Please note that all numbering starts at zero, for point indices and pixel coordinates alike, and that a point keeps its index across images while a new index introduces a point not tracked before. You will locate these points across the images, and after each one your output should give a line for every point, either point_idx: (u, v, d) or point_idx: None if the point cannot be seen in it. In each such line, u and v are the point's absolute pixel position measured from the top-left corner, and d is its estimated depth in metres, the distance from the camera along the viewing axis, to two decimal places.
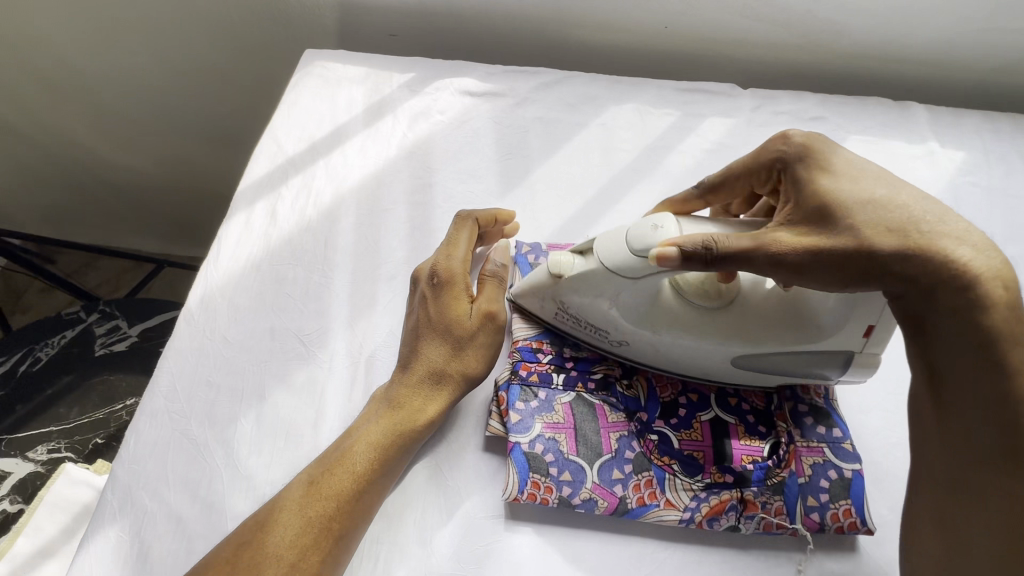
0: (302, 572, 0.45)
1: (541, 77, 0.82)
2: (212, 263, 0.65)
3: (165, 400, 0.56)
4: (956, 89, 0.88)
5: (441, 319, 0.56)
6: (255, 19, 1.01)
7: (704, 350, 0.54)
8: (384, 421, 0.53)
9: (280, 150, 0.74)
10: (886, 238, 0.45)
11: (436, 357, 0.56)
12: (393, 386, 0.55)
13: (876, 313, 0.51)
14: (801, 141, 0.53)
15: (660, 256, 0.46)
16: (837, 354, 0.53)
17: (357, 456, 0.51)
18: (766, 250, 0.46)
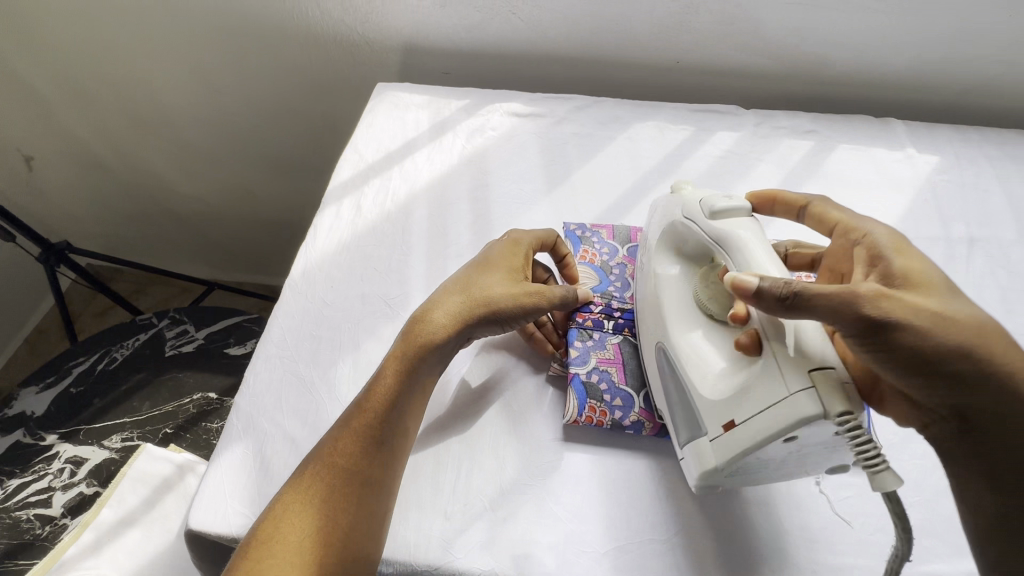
0: (358, 475, 0.54)
1: (574, 102, 0.99)
2: (310, 244, 0.79)
3: (277, 347, 0.69)
4: (931, 108, 1.03)
5: (496, 263, 0.66)
6: (327, 64, 1.19)
7: (661, 317, 0.62)
8: (412, 339, 0.61)
9: (362, 158, 0.91)
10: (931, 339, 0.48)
11: (476, 288, 0.63)
12: (424, 307, 0.64)
13: (755, 429, 0.48)
14: (889, 240, 0.55)
15: (739, 283, 0.48)
16: (699, 418, 0.54)
17: (392, 372, 0.59)
18: (838, 315, 0.47)
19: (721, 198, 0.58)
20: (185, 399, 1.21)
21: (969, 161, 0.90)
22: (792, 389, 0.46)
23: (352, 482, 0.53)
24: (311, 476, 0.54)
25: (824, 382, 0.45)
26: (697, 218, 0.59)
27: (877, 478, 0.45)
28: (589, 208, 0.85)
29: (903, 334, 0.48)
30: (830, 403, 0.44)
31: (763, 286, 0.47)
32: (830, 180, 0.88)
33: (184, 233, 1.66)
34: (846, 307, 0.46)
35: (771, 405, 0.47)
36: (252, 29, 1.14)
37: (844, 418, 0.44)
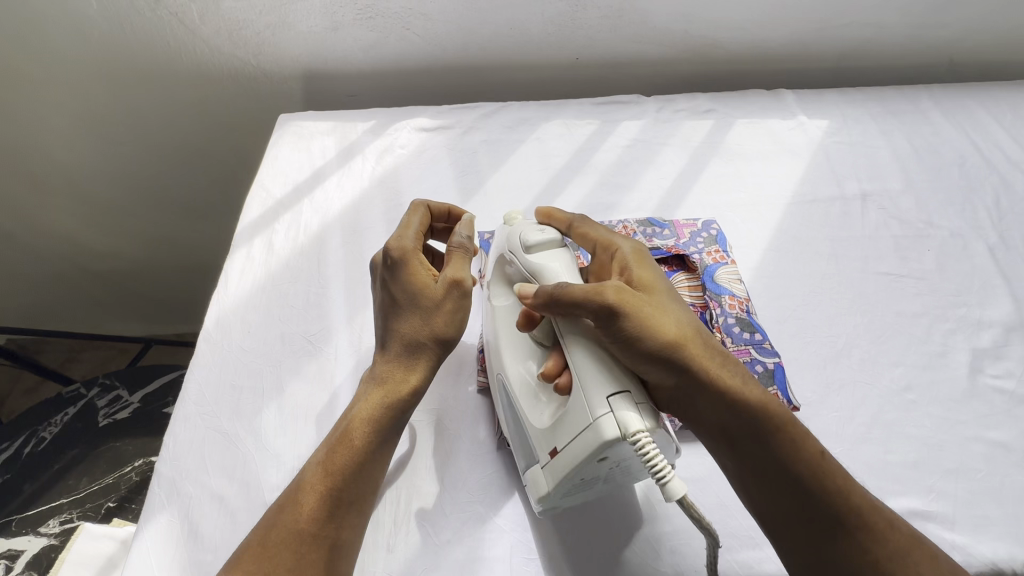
0: (324, 539, 0.52)
1: (482, 110, 0.99)
2: (222, 290, 0.77)
3: (195, 405, 0.66)
4: (817, 75, 1.09)
5: (402, 298, 0.61)
6: (228, 99, 1.15)
7: (496, 343, 0.63)
8: (369, 398, 0.59)
9: (269, 195, 0.88)
10: (668, 330, 0.52)
11: (409, 332, 0.61)
12: (376, 370, 0.61)
13: (573, 453, 0.49)
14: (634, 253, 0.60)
15: (523, 291, 0.56)
16: (532, 446, 0.56)
17: (355, 429, 0.57)
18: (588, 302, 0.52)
19: (534, 228, 0.61)
20: (126, 468, 1.15)
21: (855, 121, 0.95)
22: (598, 412, 0.47)
23: (316, 549, 0.51)
24: (275, 547, 0.50)
25: (620, 405, 0.47)
26: (515, 250, 0.61)
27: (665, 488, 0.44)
28: (505, 215, 0.85)
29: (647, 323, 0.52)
30: (626, 423, 0.46)
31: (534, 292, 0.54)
32: (732, 156, 0.92)
33: (107, 293, 1.52)
34: (592, 301, 0.51)
35: (580, 431, 0.48)
36: (145, 73, 1.09)
37: (636, 437, 0.45)
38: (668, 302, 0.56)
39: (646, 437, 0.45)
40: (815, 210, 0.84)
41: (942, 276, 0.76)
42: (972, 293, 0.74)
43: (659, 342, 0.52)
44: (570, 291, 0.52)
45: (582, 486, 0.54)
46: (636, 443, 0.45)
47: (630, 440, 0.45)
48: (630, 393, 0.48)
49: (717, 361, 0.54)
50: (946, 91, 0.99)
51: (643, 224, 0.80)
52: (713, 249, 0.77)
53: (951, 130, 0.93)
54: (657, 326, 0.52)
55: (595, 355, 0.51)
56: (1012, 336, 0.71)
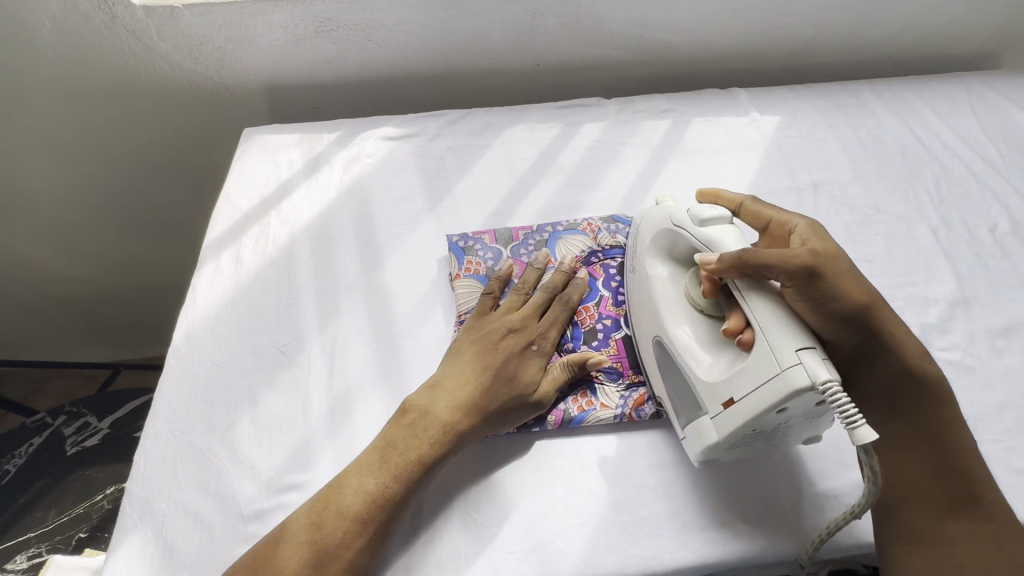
0: None
1: (447, 117, 1.00)
2: (190, 305, 0.76)
3: (166, 421, 0.66)
4: (767, 74, 1.14)
5: (501, 350, 0.65)
6: (192, 115, 1.14)
7: (654, 317, 0.63)
8: (425, 437, 0.59)
9: (236, 208, 0.88)
10: (863, 294, 0.54)
11: (492, 387, 0.62)
12: (442, 409, 0.61)
13: (758, 403, 0.51)
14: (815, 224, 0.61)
15: (704, 260, 0.57)
16: (699, 400, 0.57)
17: (404, 462, 0.57)
18: (784, 267, 0.52)
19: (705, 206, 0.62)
20: (96, 496, 1.11)
21: (804, 116, 1.00)
22: (787, 362, 0.49)
23: (331, 572, 0.52)
24: None
25: (811, 357, 0.49)
26: (684, 224, 0.62)
27: (854, 433, 0.47)
28: (473, 218, 0.86)
29: (837, 287, 0.53)
30: (818, 372, 0.48)
31: (721, 258, 0.55)
32: (690, 153, 0.95)
33: (74, 321, 1.47)
34: (789, 263, 0.53)
35: (767, 380, 0.50)
36: (105, 92, 1.08)
37: (829, 386, 0.48)
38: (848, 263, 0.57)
39: (837, 387, 0.48)
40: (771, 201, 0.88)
41: (890, 257, 0.80)
42: (918, 273, 0.78)
43: (852, 302, 0.53)
44: (775, 254, 0.52)
45: (749, 440, 0.56)
46: (828, 391, 0.48)
47: (822, 390, 0.48)
48: (815, 348, 0.50)
49: (898, 321, 0.57)
50: (886, 85, 1.05)
51: (607, 222, 0.82)
52: None
53: (893, 121, 0.99)
54: (855, 288, 0.54)
55: (776, 316, 0.52)
56: (956, 311, 0.75)
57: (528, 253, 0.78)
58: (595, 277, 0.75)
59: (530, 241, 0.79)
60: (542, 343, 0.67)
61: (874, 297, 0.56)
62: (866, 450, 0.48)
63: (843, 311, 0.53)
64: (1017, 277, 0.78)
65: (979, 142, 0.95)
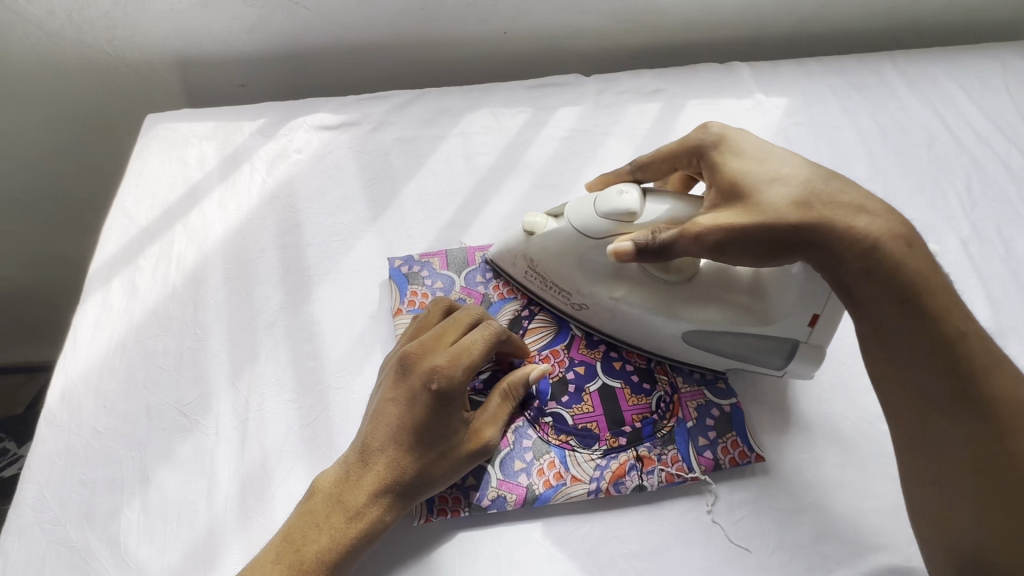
0: None
1: (394, 100, 0.83)
2: (71, 351, 0.61)
3: (34, 511, 0.53)
4: (773, 43, 0.97)
5: (400, 402, 0.50)
6: (91, 93, 0.95)
7: (655, 321, 0.56)
8: (327, 527, 0.47)
9: (132, 221, 0.71)
10: (781, 212, 0.48)
11: (398, 455, 0.49)
12: (345, 495, 0.48)
13: (821, 302, 0.53)
14: (718, 131, 0.54)
15: (617, 251, 0.50)
16: (782, 342, 0.56)
17: (303, 566, 0.45)
18: (686, 237, 0.48)
19: (608, 199, 0.52)
20: None
21: (817, 97, 0.85)
22: None
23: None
24: None
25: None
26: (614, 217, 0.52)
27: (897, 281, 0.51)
28: (423, 231, 0.71)
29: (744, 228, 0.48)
30: None
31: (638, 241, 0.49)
32: None
33: None
34: (684, 235, 0.48)
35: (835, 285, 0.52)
36: None
37: None
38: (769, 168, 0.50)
39: None
40: None
41: None
42: None
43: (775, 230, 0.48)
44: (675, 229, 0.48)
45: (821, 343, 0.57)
46: None
47: None
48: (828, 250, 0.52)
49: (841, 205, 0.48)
50: (911, 59, 0.90)
51: None
52: None
53: (917, 104, 0.84)
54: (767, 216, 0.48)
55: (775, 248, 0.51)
56: None
57: (484, 281, 0.64)
58: None
59: (488, 264, 0.65)
60: (448, 383, 0.48)
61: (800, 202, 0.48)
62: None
63: (769, 244, 0.48)
64: None
65: (1015, 129, 0.82)
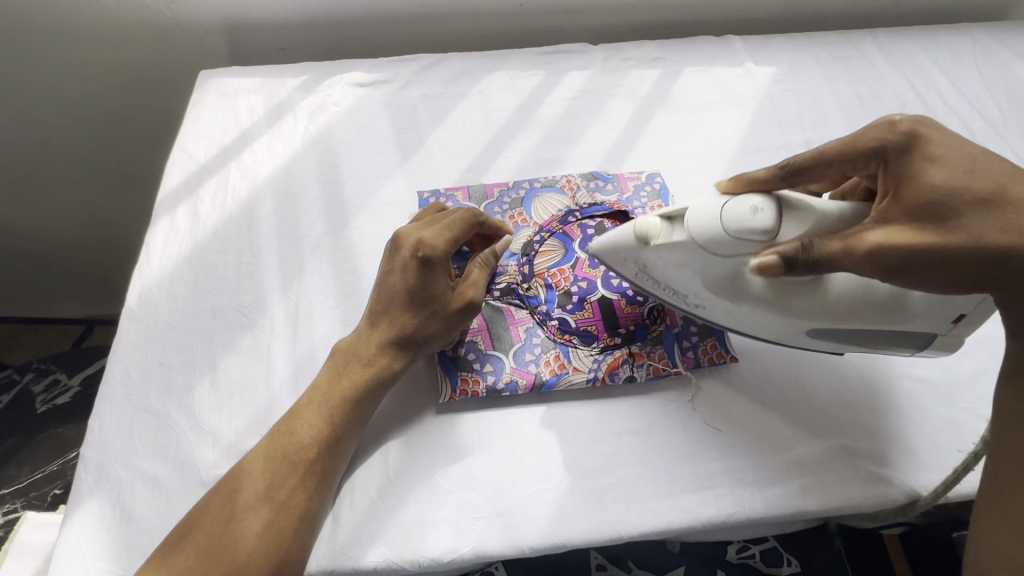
0: (277, 527, 0.51)
1: (421, 62, 0.93)
2: (145, 263, 0.72)
3: (121, 385, 0.63)
4: (766, 20, 1.06)
5: (394, 275, 0.61)
6: (145, 54, 1.05)
7: (780, 322, 0.58)
8: (347, 376, 0.59)
9: (192, 158, 0.82)
10: (920, 241, 0.49)
11: (397, 316, 0.60)
12: (359, 349, 0.60)
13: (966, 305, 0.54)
14: (910, 128, 0.53)
15: (762, 264, 0.51)
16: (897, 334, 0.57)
17: (333, 403, 0.57)
18: (830, 259, 0.50)
19: (742, 209, 0.53)
20: (71, 454, 1.10)
21: (802, 67, 0.94)
22: None
23: (288, 516, 0.52)
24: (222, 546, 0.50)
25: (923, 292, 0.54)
26: (739, 227, 0.53)
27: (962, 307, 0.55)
28: (447, 173, 0.81)
29: (892, 257, 0.49)
30: None
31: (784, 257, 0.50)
32: (679, 107, 0.89)
33: (39, 274, 1.37)
34: (831, 255, 0.50)
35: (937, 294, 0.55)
36: (48, 25, 1.00)
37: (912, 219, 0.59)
38: (966, 183, 0.50)
39: None
40: (760, 159, 0.84)
41: None
42: None
43: (953, 251, 0.49)
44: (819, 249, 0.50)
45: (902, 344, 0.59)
46: None
47: None
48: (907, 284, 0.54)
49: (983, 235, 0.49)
50: (889, 35, 0.99)
51: (587, 179, 0.78)
52: (656, 203, 0.76)
53: (893, 75, 0.93)
54: (908, 244, 0.49)
55: None
56: None
57: (501, 211, 0.74)
58: (571, 237, 0.72)
59: (505, 198, 0.75)
60: (432, 252, 0.60)
61: (980, 225, 0.49)
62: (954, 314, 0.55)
63: (910, 268, 0.50)
64: None
65: (981, 99, 0.91)
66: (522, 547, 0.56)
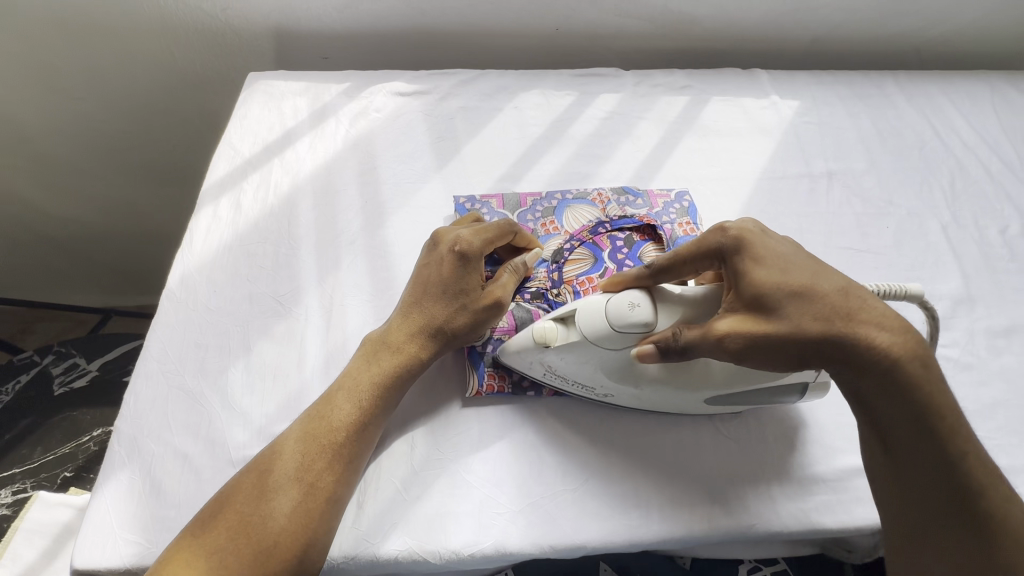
0: (306, 506, 0.52)
1: (459, 76, 0.97)
2: (187, 248, 0.74)
3: (158, 362, 0.65)
4: (790, 57, 1.11)
5: (429, 268, 0.64)
6: (195, 56, 1.10)
7: (679, 397, 0.59)
8: (379, 363, 0.60)
9: (237, 153, 0.85)
10: (809, 323, 0.50)
11: (427, 307, 0.62)
12: (391, 338, 0.62)
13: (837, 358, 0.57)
14: (738, 234, 0.54)
15: (640, 352, 0.54)
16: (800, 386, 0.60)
17: (363, 389, 0.58)
18: (708, 342, 0.51)
19: (623, 306, 0.54)
20: (84, 438, 1.10)
21: (825, 102, 0.98)
22: None
23: (315, 499, 0.53)
24: (253, 523, 0.50)
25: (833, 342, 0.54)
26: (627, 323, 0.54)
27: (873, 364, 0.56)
28: (481, 181, 0.84)
29: (776, 339, 0.50)
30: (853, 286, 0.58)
31: (657, 351, 0.53)
32: (706, 132, 0.93)
33: (65, 259, 1.40)
34: (702, 342, 0.51)
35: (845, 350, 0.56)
36: (106, 26, 1.04)
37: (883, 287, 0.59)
38: (807, 279, 0.52)
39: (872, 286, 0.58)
40: (784, 186, 0.87)
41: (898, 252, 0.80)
42: (925, 269, 0.78)
43: (806, 336, 0.50)
44: (691, 337, 0.52)
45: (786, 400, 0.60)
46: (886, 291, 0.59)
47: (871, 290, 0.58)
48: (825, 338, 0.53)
49: (875, 325, 0.50)
50: (909, 77, 1.03)
51: (618, 193, 0.81)
52: (684, 221, 0.78)
53: (913, 115, 0.97)
54: (799, 324, 0.50)
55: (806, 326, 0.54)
56: (959, 309, 0.75)
57: (534, 219, 0.77)
58: (601, 247, 0.74)
59: (538, 207, 0.78)
60: (468, 248, 0.62)
61: (834, 317, 0.50)
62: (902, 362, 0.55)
63: (800, 352, 0.50)
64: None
65: (999, 142, 0.94)
66: (542, 545, 0.56)
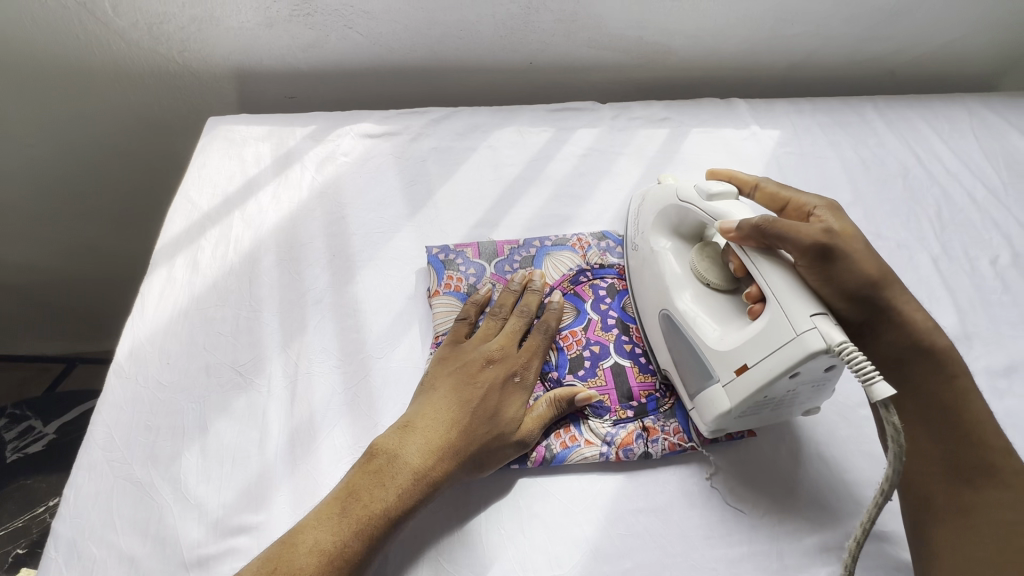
0: None
1: (431, 115, 0.93)
2: (138, 316, 0.68)
3: (103, 451, 0.58)
4: (768, 83, 1.09)
5: (475, 378, 0.59)
6: (154, 98, 1.05)
7: (654, 291, 0.64)
8: (392, 486, 0.51)
9: (195, 206, 0.80)
10: (875, 271, 0.55)
11: (467, 427, 0.55)
12: (411, 454, 0.53)
13: (762, 356, 0.52)
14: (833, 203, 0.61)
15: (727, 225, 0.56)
16: (709, 367, 0.57)
17: (364, 520, 0.50)
18: (794, 239, 0.54)
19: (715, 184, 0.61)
20: (38, 508, 0.97)
21: (806, 132, 0.96)
22: (801, 326, 0.50)
23: None
24: None
25: (824, 322, 0.50)
26: (692, 200, 0.62)
27: (870, 389, 0.47)
28: (456, 228, 0.80)
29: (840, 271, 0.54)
30: (832, 335, 0.49)
31: (741, 227, 0.55)
32: (687, 166, 0.90)
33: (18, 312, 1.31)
34: (796, 239, 0.54)
35: (780, 344, 0.51)
36: (57, 69, 0.98)
37: (843, 347, 0.48)
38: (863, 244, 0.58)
39: (852, 348, 0.48)
40: None
41: None
42: None
43: (866, 281, 0.55)
44: (779, 226, 0.53)
45: (757, 409, 0.56)
46: (842, 351, 0.48)
47: (837, 352, 0.48)
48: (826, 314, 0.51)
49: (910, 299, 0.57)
50: (889, 103, 1.02)
51: (598, 238, 0.77)
52: None
53: (895, 142, 0.95)
54: (867, 265, 0.55)
55: (788, 282, 0.53)
56: (956, 348, 0.72)
57: (512, 270, 0.73)
58: (583, 298, 0.71)
59: (515, 256, 0.74)
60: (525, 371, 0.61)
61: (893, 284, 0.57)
62: (887, 407, 0.47)
63: (856, 289, 0.55)
64: (1017, 312, 0.76)
65: (981, 168, 0.92)
66: None
